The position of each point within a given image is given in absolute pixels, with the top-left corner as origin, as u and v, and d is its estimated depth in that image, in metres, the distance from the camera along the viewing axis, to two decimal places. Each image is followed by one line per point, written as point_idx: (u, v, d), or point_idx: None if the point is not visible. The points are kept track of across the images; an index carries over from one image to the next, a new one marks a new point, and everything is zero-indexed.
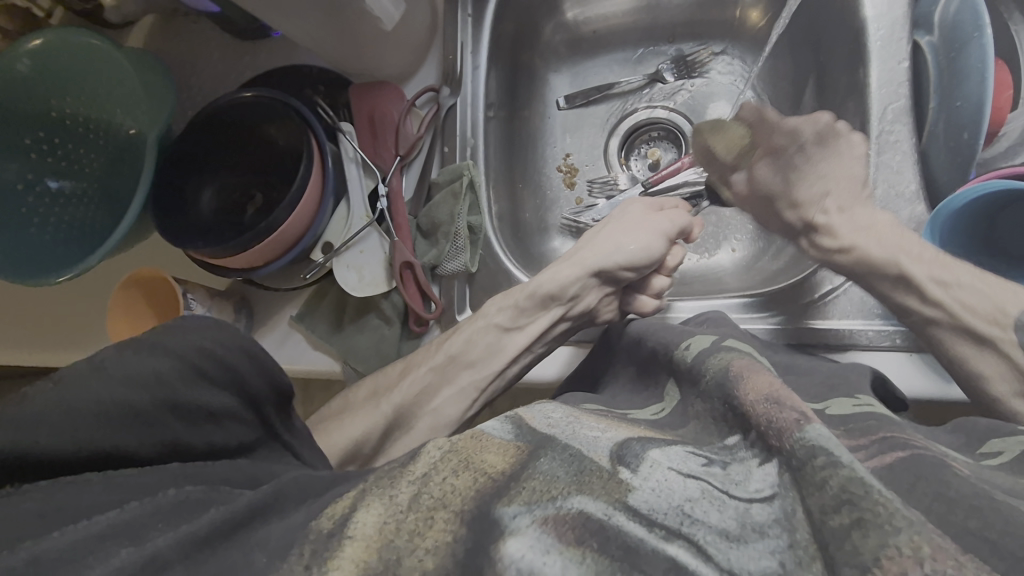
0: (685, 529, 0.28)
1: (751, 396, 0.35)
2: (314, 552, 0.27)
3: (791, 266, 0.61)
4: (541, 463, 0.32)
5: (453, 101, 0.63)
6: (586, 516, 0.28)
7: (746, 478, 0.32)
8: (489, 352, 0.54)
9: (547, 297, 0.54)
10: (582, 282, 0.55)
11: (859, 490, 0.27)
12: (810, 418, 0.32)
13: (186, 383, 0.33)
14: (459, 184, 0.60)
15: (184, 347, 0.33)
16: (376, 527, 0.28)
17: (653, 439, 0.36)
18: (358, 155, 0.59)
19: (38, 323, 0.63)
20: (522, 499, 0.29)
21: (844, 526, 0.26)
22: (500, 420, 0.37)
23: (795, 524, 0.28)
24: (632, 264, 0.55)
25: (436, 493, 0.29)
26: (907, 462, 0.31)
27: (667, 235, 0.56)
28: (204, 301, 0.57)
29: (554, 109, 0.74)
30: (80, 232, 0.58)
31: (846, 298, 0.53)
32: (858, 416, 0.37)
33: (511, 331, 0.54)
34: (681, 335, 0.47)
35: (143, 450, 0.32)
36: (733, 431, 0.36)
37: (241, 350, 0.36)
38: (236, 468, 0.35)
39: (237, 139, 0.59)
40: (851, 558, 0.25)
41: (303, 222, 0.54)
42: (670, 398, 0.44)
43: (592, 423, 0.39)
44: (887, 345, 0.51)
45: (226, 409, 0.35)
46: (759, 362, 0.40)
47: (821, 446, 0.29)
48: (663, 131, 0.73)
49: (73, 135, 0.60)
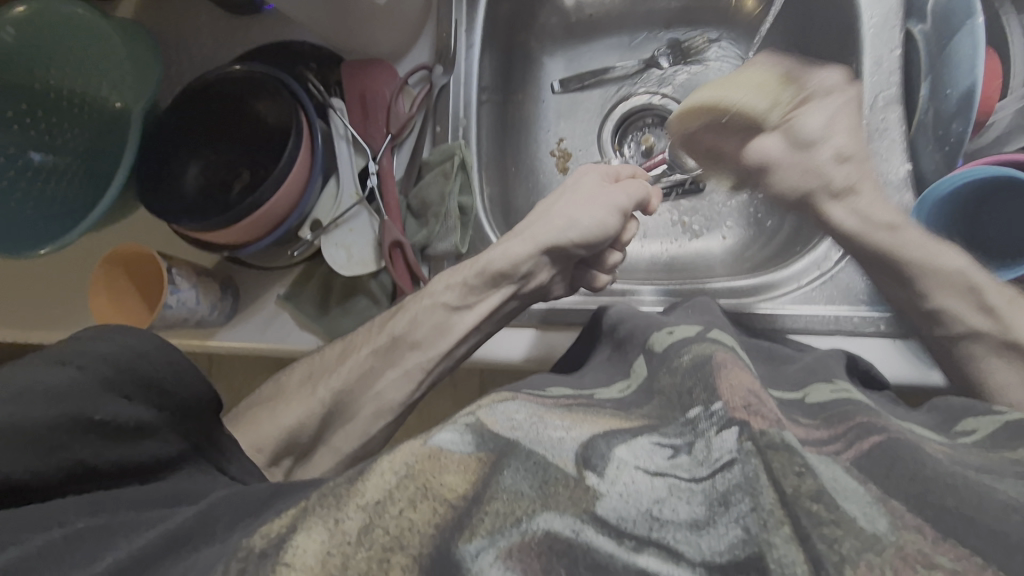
0: (655, 534, 0.25)
1: (732, 382, 0.34)
2: (242, 570, 0.25)
3: (782, 254, 0.61)
4: (505, 477, 0.29)
5: (446, 80, 0.64)
6: (553, 538, 0.25)
7: (707, 453, 0.30)
8: (435, 333, 0.53)
9: (497, 275, 0.54)
10: (535, 260, 0.54)
11: (831, 498, 0.25)
12: (784, 426, 0.30)
13: (99, 398, 0.32)
14: (449, 164, 0.60)
15: (93, 358, 0.32)
16: (319, 557, 0.25)
17: (617, 433, 0.34)
18: (349, 133, 0.59)
19: (21, 301, 0.62)
20: (484, 531, 0.26)
21: (822, 516, 0.24)
22: (458, 432, 0.33)
23: (758, 489, 0.26)
24: (586, 241, 0.55)
25: (392, 530, 0.26)
26: (882, 448, 0.29)
27: (623, 210, 0.56)
28: (190, 277, 0.55)
29: (548, 94, 0.74)
30: (63, 208, 0.57)
31: (835, 286, 0.54)
32: (835, 402, 0.37)
33: (460, 309, 0.54)
34: (666, 322, 0.46)
35: (46, 478, 0.31)
36: (695, 404, 0.33)
37: (157, 359, 0.35)
38: (157, 489, 0.34)
39: (226, 114, 0.59)
40: (828, 543, 0.23)
41: (289, 201, 0.53)
42: (637, 374, 0.43)
43: (556, 421, 0.36)
44: (871, 330, 0.51)
45: (146, 424, 0.34)
46: (740, 357, 0.38)
47: (799, 451, 0.28)
48: (657, 118, 0.73)
49: (57, 108, 0.59)
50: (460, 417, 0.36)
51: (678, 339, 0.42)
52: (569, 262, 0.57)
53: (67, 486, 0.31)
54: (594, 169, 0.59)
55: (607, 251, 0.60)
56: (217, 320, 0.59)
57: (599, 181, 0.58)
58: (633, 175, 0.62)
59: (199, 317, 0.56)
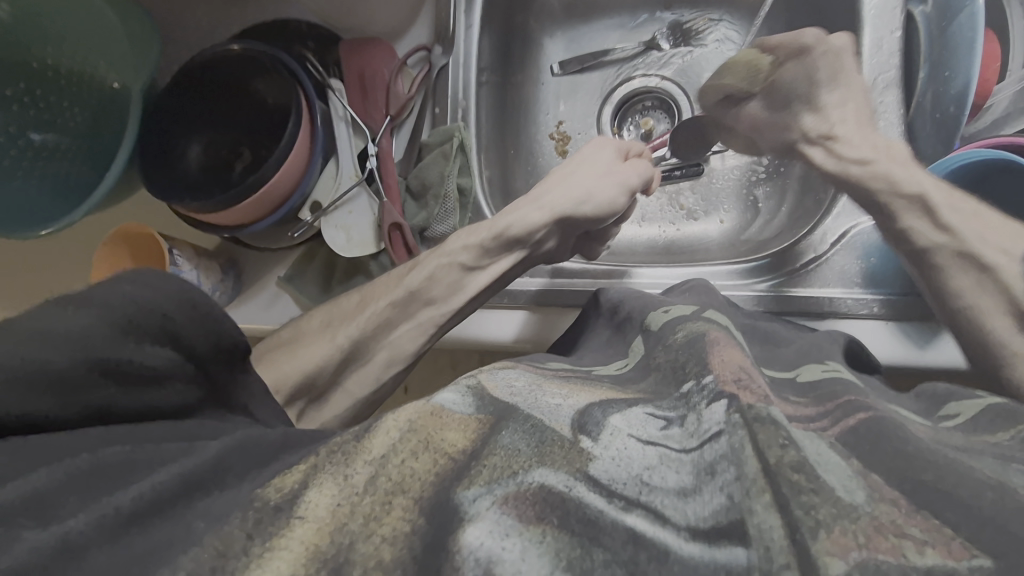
0: (644, 498, 0.25)
1: (725, 359, 0.34)
2: (258, 520, 0.25)
3: (776, 238, 0.62)
4: (502, 436, 0.29)
5: (445, 60, 0.64)
6: (547, 490, 0.25)
7: (697, 425, 0.30)
8: (450, 291, 0.53)
9: (512, 240, 0.54)
10: (547, 228, 0.54)
11: (814, 470, 0.25)
12: (772, 402, 0.31)
13: (117, 342, 0.33)
14: (448, 146, 0.60)
15: (111, 302, 0.33)
16: (329, 509, 0.25)
17: (615, 401, 0.34)
18: (346, 113, 0.59)
19: (26, 281, 0.62)
20: (482, 480, 0.26)
21: (801, 486, 0.24)
22: (460, 393, 0.34)
23: (743, 459, 0.26)
24: (598, 216, 0.56)
25: (394, 476, 0.27)
26: (867, 425, 0.30)
27: (630, 189, 0.57)
28: (191, 258, 0.55)
29: (548, 75, 0.74)
30: (68, 187, 0.58)
31: (829, 268, 0.55)
32: (825, 381, 0.38)
33: (474, 270, 0.54)
34: (661, 304, 0.47)
35: (67, 416, 0.31)
36: (688, 379, 0.34)
37: (180, 301, 0.35)
38: (177, 428, 0.34)
39: (227, 94, 0.59)
40: (804, 510, 0.23)
41: (290, 181, 0.54)
42: (636, 353, 0.44)
43: (555, 389, 0.36)
44: (864, 312, 0.52)
45: (164, 369, 0.35)
46: (734, 336, 0.38)
47: (782, 422, 0.29)
48: (656, 100, 0.73)
49: (53, 87, 0.58)
50: (462, 379, 0.37)
51: (672, 319, 0.42)
52: (577, 232, 0.58)
53: (89, 424, 0.32)
54: (605, 144, 0.59)
55: (610, 228, 0.62)
56: (220, 300, 0.59)
57: (612, 155, 0.58)
58: (641, 152, 0.62)
59: None
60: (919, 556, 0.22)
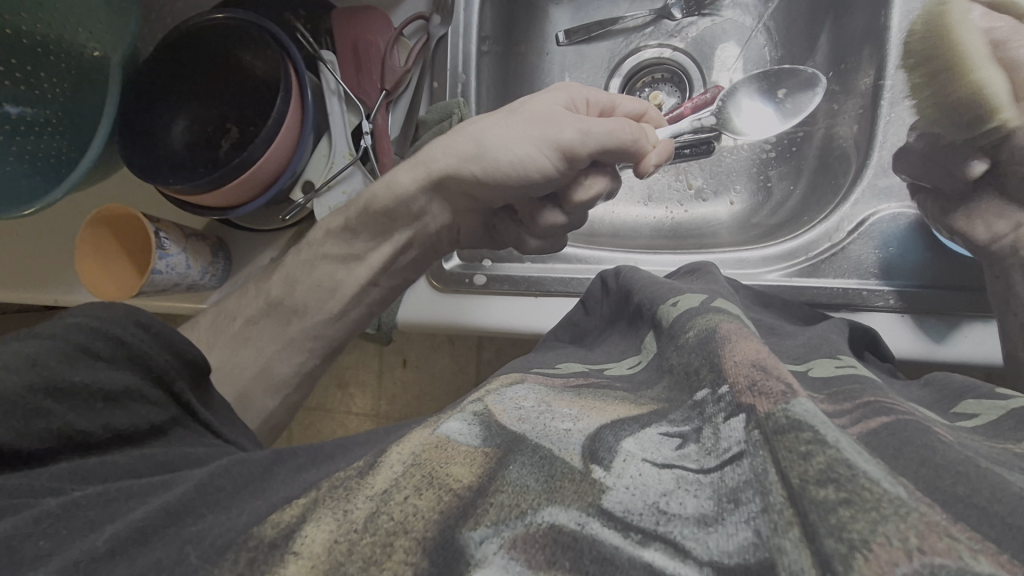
0: (661, 529, 0.23)
1: (737, 357, 0.31)
2: (251, 561, 0.25)
3: (787, 222, 0.60)
4: (510, 470, 0.27)
5: (444, 31, 0.59)
6: (558, 530, 0.24)
7: (714, 442, 0.27)
8: (320, 291, 0.54)
9: (383, 213, 0.52)
10: (417, 194, 0.51)
11: (846, 471, 0.23)
12: (795, 393, 0.28)
13: (70, 366, 0.33)
14: (448, 124, 0.58)
15: (59, 332, 0.34)
16: (326, 545, 0.24)
17: (625, 422, 0.31)
18: (341, 88, 0.55)
19: (10, 260, 0.60)
20: (489, 520, 0.24)
21: (830, 501, 0.22)
22: (465, 421, 0.31)
23: (767, 487, 0.24)
24: (491, 178, 0.48)
25: (396, 516, 0.25)
26: (890, 429, 0.28)
27: (562, 148, 0.45)
28: (179, 240, 0.53)
29: (553, 45, 0.69)
30: (51, 167, 0.56)
31: (846, 258, 0.52)
32: (842, 378, 0.35)
33: (362, 259, 0.55)
34: (672, 292, 0.44)
35: (35, 445, 0.31)
36: (702, 385, 0.31)
37: (128, 323, 0.37)
38: (150, 457, 0.33)
39: (214, 66, 0.56)
40: (835, 535, 0.21)
41: (278, 161, 0.51)
42: (648, 350, 0.41)
43: (564, 410, 0.33)
44: (880, 304, 0.50)
45: (125, 389, 0.35)
46: (747, 325, 0.37)
47: (807, 422, 0.25)
48: (667, 73, 0.69)
49: (32, 57, 0.55)
50: (468, 404, 0.34)
51: (683, 311, 0.40)
52: (475, 196, 0.51)
53: (60, 452, 0.32)
54: (563, 93, 0.50)
55: (543, 208, 0.51)
56: (209, 282, 0.57)
57: (559, 108, 0.47)
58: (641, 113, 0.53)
59: (190, 282, 0.55)
60: (975, 560, 0.20)
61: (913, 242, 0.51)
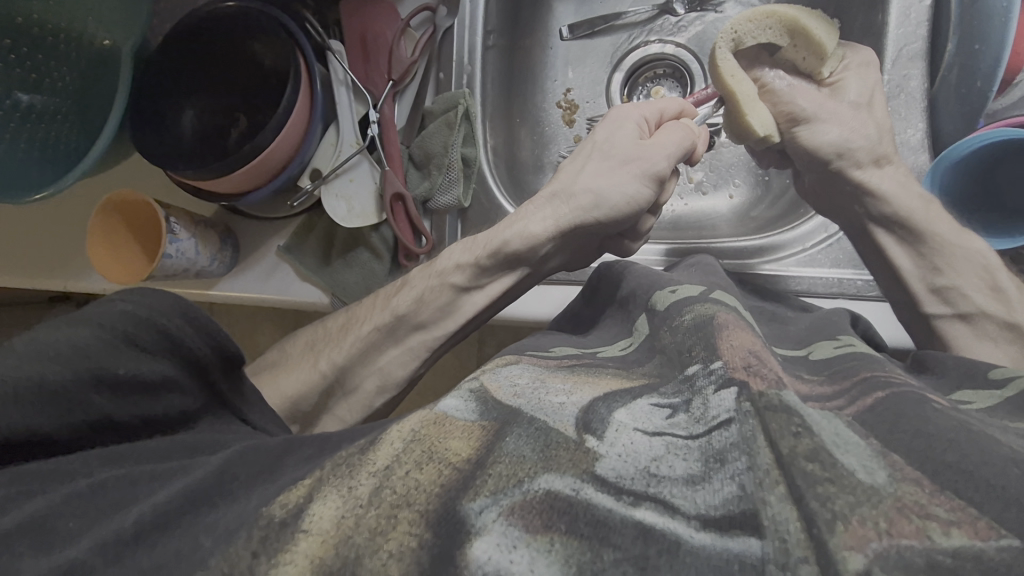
0: (653, 490, 0.24)
1: (734, 343, 0.33)
2: (264, 538, 0.24)
3: (785, 216, 0.62)
4: (507, 443, 0.28)
5: (450, 22, 0.61)
6: (553, 497, 0.24)
7: (705, 411, 0.29)
8: (442, 314, 0.53)
9: (513, 257, 0.52)
10: (552, 243, 0.52)
11: (829, 457, 0.24)
12: (784, 385, 0.30)
13: (114, 357, 0.33)
14: (454, 114, 0.59)
15: (105, 320, 0.34)
16: (334, 521, 0.24)
17: (617, 395, 0.33)
18: (348, 78, 0.56)
19: (21, 247, 0.61)
20: (487, 490, 0.25)
21: (817, 475, 0.23)
22: (462, 398, 0.32)
23: (755, 450, 0.25)
24: (612, 219, 0.52)
25: (400, 489, 0.25)
26: (885, 403, 0.29)
27: (657, 176, 0.52)
28: (188, 227, 0.54)
29: (555, 39, 0.70)
30: (64, 154, 0.56)
31: (840, 248, 0.54)
32: (841, 356, 0.37)
33: (469, 290, 0.53)
34: (667, 283, 0.45)
35: (64, 433, 0.31)
36: (693, 361, 0.33)
37: (177, 316, 0.36)
38: (179, 442, 0.34)
39: (223, 55, 0.57)
40: (820, 501, 0.22)
41: (287, 149, 0.52)
42: (639, 332, 0.43)
43: (558, 385, 0.35)
44: (873, 294, 0.52)
45: (164, 380, 0.35)
46: (744, 319, 0.37)
47: (798, 409, 0.27)
48: (669, 68, 0.70)
49: (41, 45, 0.55)
50: (464, 381, 0.35)
51: (680, 298, 0.41)
52: (594, 238, 0.55)
53: (90, 439, 0.32)
54: (631, 112, 0.55)
55: (644, 218, 0.56)
56: (217, 269, 0.58)
57: (635, 135, 0.53)
58: (680, 111, 0.57)
59: (198, 268, 0.56)
60: (944, 537, 0.20)
61: None
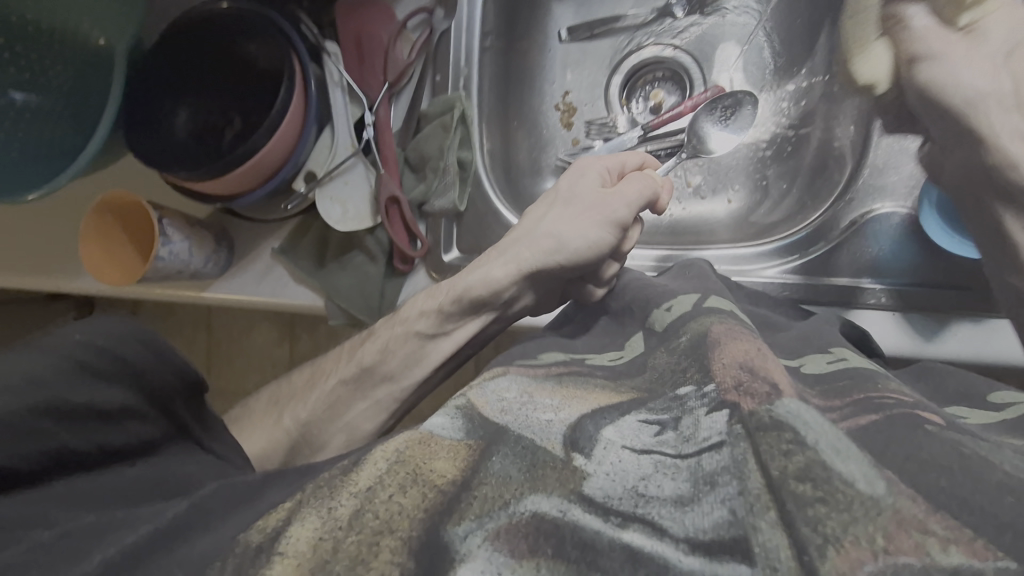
0: (640, 510, 0.24)
1: (725, 359, 0.32)
2: (238, 565, 0.25)
3: (782, 223, 0.61)
4: (493, 462, 0.28)
5: (448, 24, 0.61)
6: (540, 519, 0.24)
7: (694, 431, 0.28)
8: (407, 364, 0.53)
9: (477, 302, 0.51)
10: (516, 286, 0.51)
11: (823, 472, 0.23)
12: (778, 399, 0.28)
13: (71, 387, 0.32)
14: (449, 117, 0.58)
15: (58, 347, 0.32)
16: (311, 543, 0.25)
17: (606, 411, 0.32)
18: (344, 80, 0.56)
19: (15, 247, 0.61)
20: (472, 514, 0.25)
21: (808, 497, 0.22)
22: (449, 416, 0.32)
23: (746, 473, 0.24)
24: (575, 264, 0.50)
25: (382, 514, 0.25)
26: (887, 422, 0.28)
27: (619, 224, 0.50)
28: (182, 228, 0.54)
29: (554, 42, 0.70)
30: (54, 154, 0.56)
31: (845, 256, 0.53)
32: (837, 371, 0.35)
33: (435, 337, 0.53)
34: (666, 294, 0.44)
35: (23, 468, 0.30)
36: (687, 382, 0.33)
37: (134, 342, 0.35)
38: (140, 477, 0.34)
39: (218, 57, 0.57)
40: (811, 526, 0.21)
41: (280, 152, 0.52)
42: (632, 348, 0.42)
43: (546, 400, 0.34)
44: (873, 303, 0.51)
45: (122, 408, 0.34)
46: (742, 325, 0.37)
47: (791, 423, 0.26)
48: (668, 71, 0.70)
49: (36, 44, 0.55)
50: (451, 398, 0.35)
51: (676, 317, 0.41)
52: (554, 281, 0.52)
53: (47, 474, 0.31)
54: (598, 161, 0.54)
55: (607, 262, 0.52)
56: (212, 270, 0.58)
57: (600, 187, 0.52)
58: (641, 164, 0.56)
59: (194, 269, 0.55)
60: (944, 553, 0.20)
61: (907, 245, 0.51)
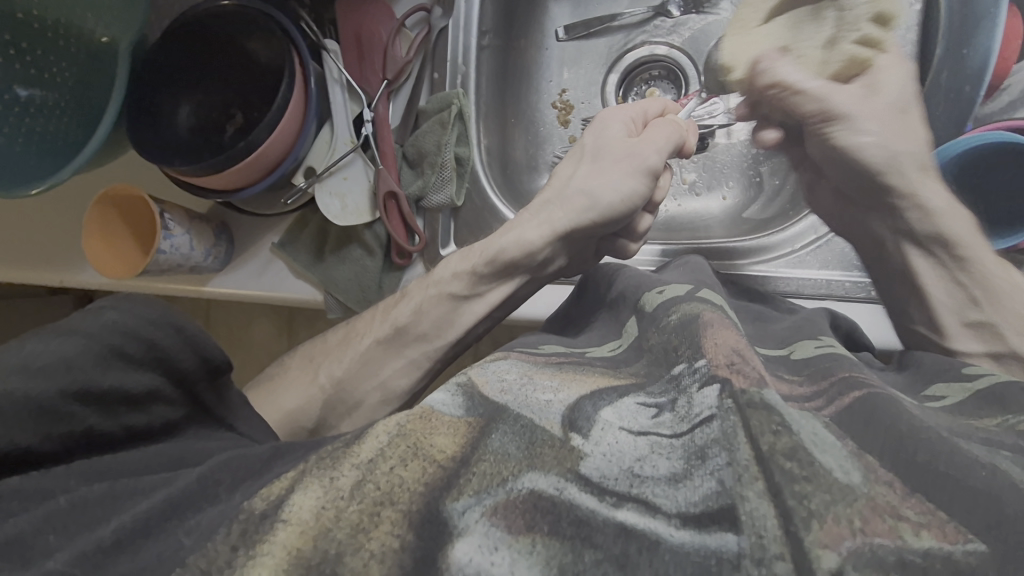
0: (635, 490, 0.25)
1: (717, 340, 0.33)
2: (242, 532, 0.25)
3: (776, 219, 0.62)
4: (493, 440, 0.28)
5: (446, 22, 0.61)
6: (537, 497, 0.24)
7: (688, 408, 0.29)
8: (443, 325, 0.54)
9: (509, 265, 0.53)
10: (551, 247, 0.53)
11: (807, 454, 0.25)
12: (766, 384, 0.30)
13: (100, 371, 0.31)
14: (447, 114, 0.59)
15: (92, 331, 0.31)
16: (314, 512, 0.25)
17: (604, 392, 0.33)
18: (343, 77, 0.57)
19: (18, 241, 0.61)
20: (471, 490, 0.25)
21: (794, 472, 0.24)
22: (449, 392, 0.33)
23: (735, 444, 0.25)
24: (608, 218, 0.53)
25: (383, 485, 0.26)
26: (861, 403, 0.30)
27: (651, 171, 0.52)
28: (183, 222, 0.55)
29: (552, 40, 0.71)
30: (59, 148, 0.56)
31: (831, 250, 0.55)
32: (820, 356, 0.37)
33: (469, 298, 0.54)
34: (656, 284, 0.46)
35: (46, 448, 0.30)
36: (679, 361, 0.33)
37: (164, 325, 0.34)
38: (162, 449, 0.34)
39: (219, 53, 0.58)
40: (797, 499, 0.22)
41: (281, 146, 0.52)
42: (629, 334, 0.43)
43: (546, 381, 0.35)
44: (862, 296, 0.52)
45: (150, 392, 0.33)
46: (728, 314, 0.38)
47: (779, 409, 0.28)
48: (664, 70, 0.71)
49: (42, 41, 0.56)
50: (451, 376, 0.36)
51: (667, 298, 0.41)
52: (590, 240, 0.56)
53: (73, 452, 0.31)
54: (619, 113, 0.56)
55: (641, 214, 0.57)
56: (211, 263, 0.59)
57: (624, 135, 0.54)
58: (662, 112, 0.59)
59: (193, 263, 0.56)
60: (916, 536, 0.21)
61: None
